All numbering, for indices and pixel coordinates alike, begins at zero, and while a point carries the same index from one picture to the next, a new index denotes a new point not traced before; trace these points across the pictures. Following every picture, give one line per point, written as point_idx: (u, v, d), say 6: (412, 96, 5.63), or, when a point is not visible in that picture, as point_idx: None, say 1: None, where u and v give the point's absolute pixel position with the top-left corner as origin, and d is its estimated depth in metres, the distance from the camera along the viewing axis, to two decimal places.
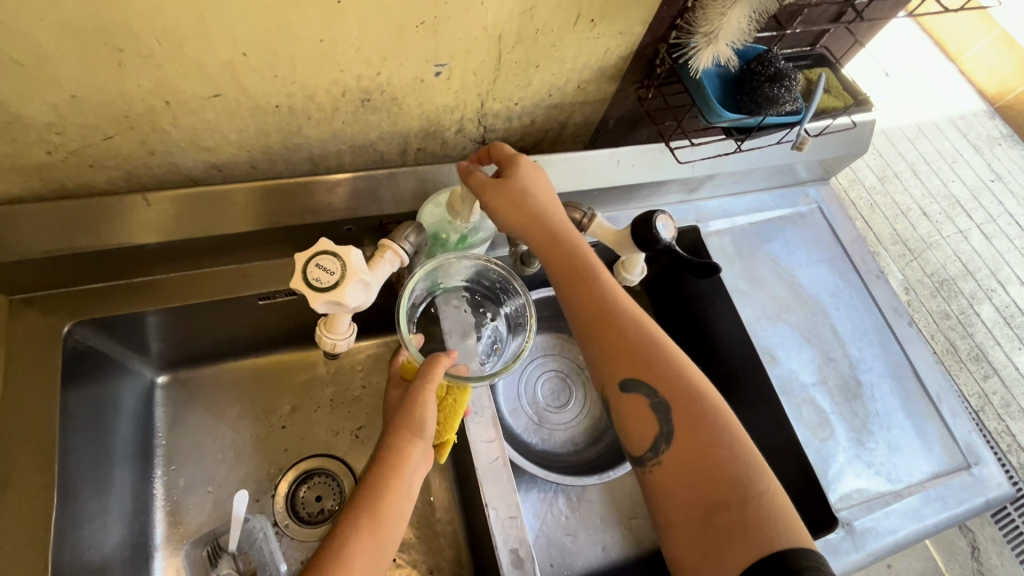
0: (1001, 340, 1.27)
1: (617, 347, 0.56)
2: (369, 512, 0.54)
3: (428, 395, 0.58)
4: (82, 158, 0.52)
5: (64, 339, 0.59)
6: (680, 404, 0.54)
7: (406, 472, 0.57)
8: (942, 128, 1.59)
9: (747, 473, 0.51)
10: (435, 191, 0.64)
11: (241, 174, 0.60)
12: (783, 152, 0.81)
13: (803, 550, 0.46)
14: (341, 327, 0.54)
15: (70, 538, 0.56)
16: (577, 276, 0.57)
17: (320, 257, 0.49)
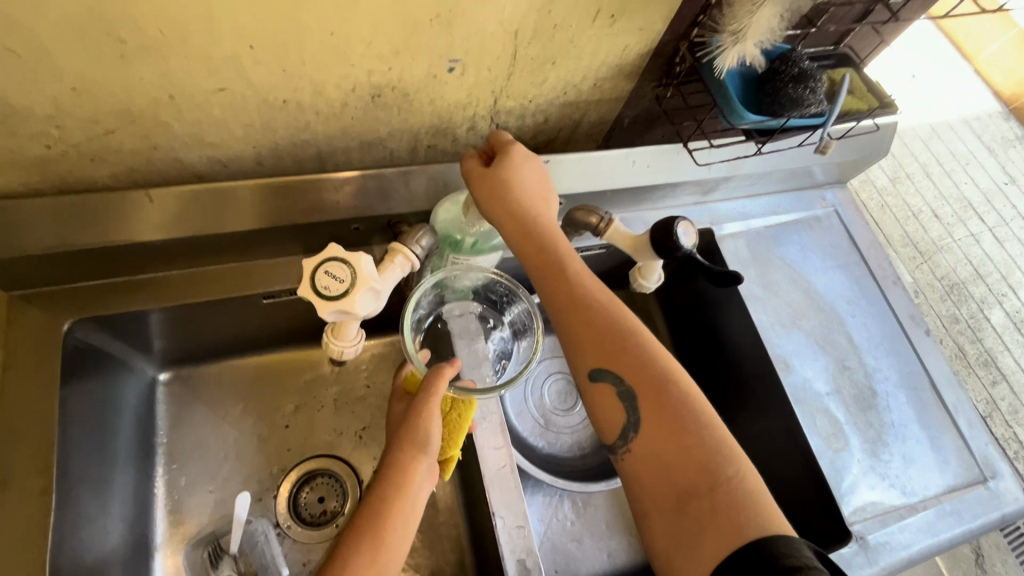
0: (1011, 345, 1.24)
1: (584, 336, 0.54)
2: (372, 531, 0.53)
3: (433, 409, 0.57)
4: (84, 152, 0.50)
5: (64, 337, 0.58)
6: (646, 391, 0.52)
7: (410, 489, 0.56)
8: (955, 130, 1.56)
9: (717, 458, 0.49)
10: (447, 192, 0.62)
11: (247, 170, 0.58)
12: (802, 154, 0.79)
13: (778, 537, 0.44)
14: (349, 334, 0.53)
15: (70, 540, 0.55)
16: (549, 265, 0.55)
17: (330, 264, 0.48)
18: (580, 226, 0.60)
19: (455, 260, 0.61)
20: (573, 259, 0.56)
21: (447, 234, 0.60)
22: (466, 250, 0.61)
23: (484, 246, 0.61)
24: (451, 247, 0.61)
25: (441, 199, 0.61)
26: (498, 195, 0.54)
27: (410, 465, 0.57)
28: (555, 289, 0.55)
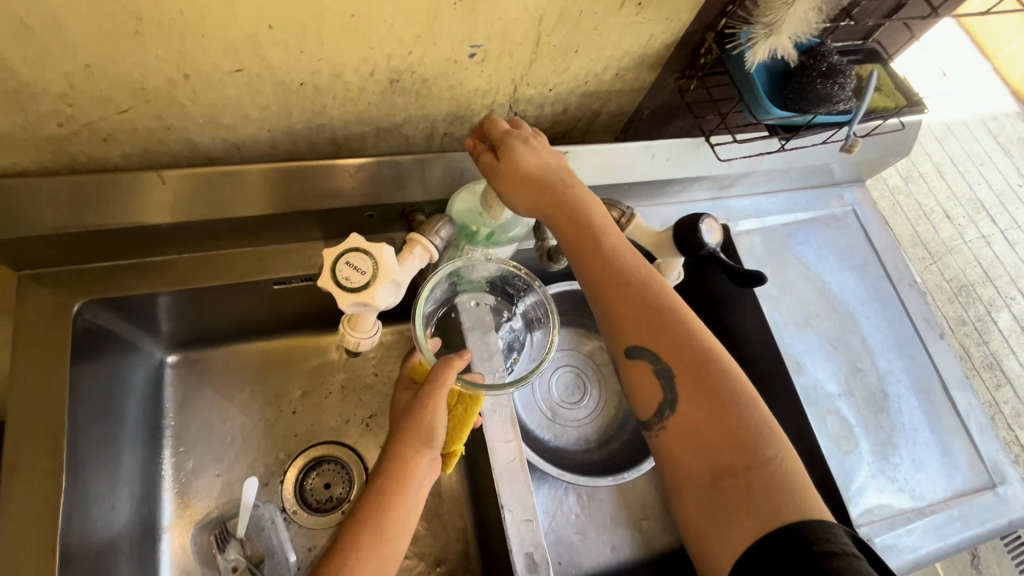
0: (1017, 349, 1.24)
1: (622, 312, 0.53)
2: (370, 524, 0.53)
3: (438, 400, 0.56)
4: (95, 131, 0.49)
5: (73, 319, 0.57)
6: (687, 369, 0.51)
7: (411, 484, 0.56)
8: (971, 129, 1.54)
9: (757, 438, 0.48)
10: (464, 181, 0.61)
11: (260, 154, 0.57)
12: (823, 151, 0.78)
13: (817, 520, 0.44)
14: (366, 326, 0.52)
15: (79, 521, 0.55)
16: (584, 241, 0.53)
17: (350, 254, 0.46)
18: None
19: (470, 250, 0.61)
20: (609, 232, 0.54)
21: (462, 224, 0.59)
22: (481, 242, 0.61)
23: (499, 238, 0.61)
24: (465, 237, 0.60)
25: (460, 188, 0.60)
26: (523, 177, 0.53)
27: (414, 457, 0.57)
28: (589, 266, 0.54)
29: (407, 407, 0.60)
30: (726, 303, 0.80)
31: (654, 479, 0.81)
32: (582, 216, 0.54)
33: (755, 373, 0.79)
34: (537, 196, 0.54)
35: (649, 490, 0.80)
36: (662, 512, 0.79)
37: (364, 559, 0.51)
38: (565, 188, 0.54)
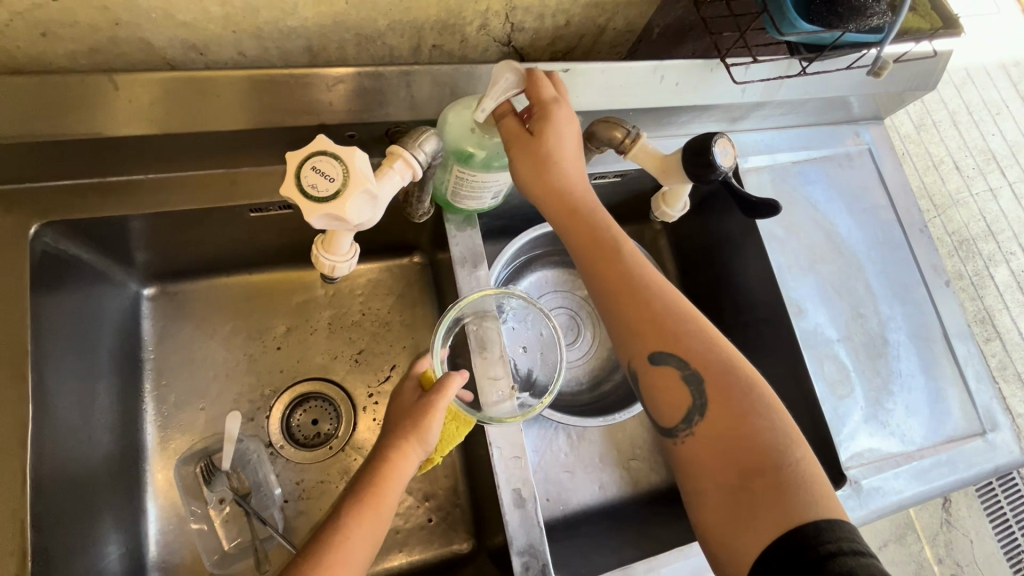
0: (1011, 305, 1.23)
1: (641, 318, 0.51)
2: (370, 503, 0.52)
3: (437, 402, 0.57)
4: (33, 23, 0.43)
5: (31, 243, 0.53)
6: (712, 374, 0.50)
7: (399, 470, 0.55)
8: (992, 74, 1.44)
9: (783, 442, 0.47)
10: (460, 98, 0.55)
11: (226, 61, 0.51)
12: (845, 80, 0.72)
13: (834, 521, 0.43)
14: (341, 248, 0.48)
15: (52, 451, 0.53)
16: (604, 247, 0.52)
17: (317, 159, 0.41)
18: (603, 141, 0.55)
19: (461, 172, 0.55)
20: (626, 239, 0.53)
21: (456, 147, 0.54)
22: (477, 166, 0.54)
23: (499, 163, 0.55)
24: (459, 161, 0.54)
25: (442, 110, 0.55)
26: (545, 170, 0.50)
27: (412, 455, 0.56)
28: (604, 270, 0.52)
29: (407, 406, 0.59)
30: (728, 244, 0.78)
31: (646, 421, 0.81)
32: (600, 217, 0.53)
33: (755, 317, 0.77)
34: (554, 196, 0.52)
35: (640, 431, 0.80)
36: (652, 454, 0.80)
37: (361, 537, 0.50)
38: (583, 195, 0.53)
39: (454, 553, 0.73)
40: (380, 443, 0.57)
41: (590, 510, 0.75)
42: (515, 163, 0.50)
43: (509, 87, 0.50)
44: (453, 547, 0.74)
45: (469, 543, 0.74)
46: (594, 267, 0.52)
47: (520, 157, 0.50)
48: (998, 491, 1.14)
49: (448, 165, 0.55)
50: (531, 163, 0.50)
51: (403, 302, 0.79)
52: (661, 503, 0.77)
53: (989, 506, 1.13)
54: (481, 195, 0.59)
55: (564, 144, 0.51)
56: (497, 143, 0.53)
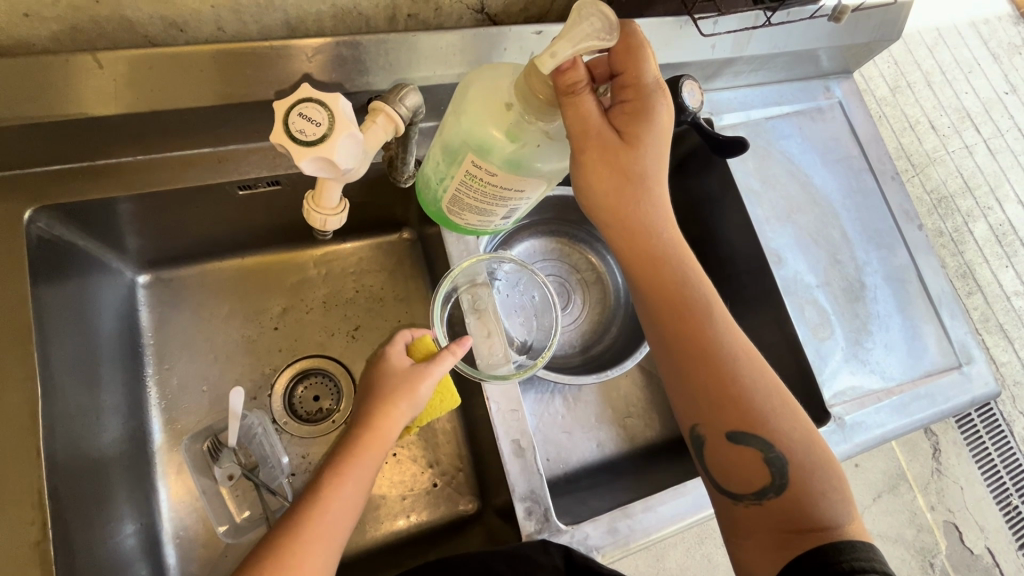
0: (990, 258, 1.26)
1: (725, 394, 0.52)
2: (348, 469, 0.55)
3: (429, 370, 0.59)
4: (15, 4, 0.44)
5: (26, 228, 0.54)
6: (795, 456, 0.51)
7: (385, 427, 0.57)
8: (963, 34, 1.46)
9: (845, 514, 0.50)
10: (498, 83, 0.48)
11: (207, 37, 0.53)
12: (812, 32, 0.74)
13: (866, 544, 0.48)
14: (331, 203, 0.49)
15: (64, 431, 0.55)
16: (694, 318, 0.53)
17: (303, 105, 0.42)
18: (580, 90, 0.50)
19: (477, 165, 0.48)
20: (716, 313, 0.54)
21: (480, 130, 0.47)
22: (500, 162, 0.47)
23: (523, 163, 0.48)
24: (477, 150, 0.47)
25: (472, 86, 0.48)
26: (624, 184, 0.49)
27: (399, 421, 0.58)
28: (689, 337, 0.53)
29: (400, 365, 0.61)
30: (710, 202, 0.81)
31: (639, 379, 0.83)
32: (691, 286, 0.54)
33: (737, 271, 0.80)
34: (636, 246, 0.52)
35: (634, 390, 0.83)
36: (646, 410, 0.82)
37: (339, 500, 0.53)
38: (673, 249, 0.53)
39: (460, 514, 0.76)
40: (362, 409, 0.59)
41: (589, 466, 0.78)
42: (597, 175, 0.49)
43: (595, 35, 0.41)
44: (460, 509, 0.76)
45: (475, 505, 0.76)
46: (678, 332, 0.53)
47: (601, 169, 0.48)
48: (985, 438, 1.18)
49: (464, 152, 0.48)
50: (605, 167, 0.48)
51: (395, 277, 0.81)
52: (658, 456, 0.80)
53: (977, 453, 1.18)
54: (489, 206, 0.53)
55: (652, 150, 0.49)
56: (535, 134, 0.47)
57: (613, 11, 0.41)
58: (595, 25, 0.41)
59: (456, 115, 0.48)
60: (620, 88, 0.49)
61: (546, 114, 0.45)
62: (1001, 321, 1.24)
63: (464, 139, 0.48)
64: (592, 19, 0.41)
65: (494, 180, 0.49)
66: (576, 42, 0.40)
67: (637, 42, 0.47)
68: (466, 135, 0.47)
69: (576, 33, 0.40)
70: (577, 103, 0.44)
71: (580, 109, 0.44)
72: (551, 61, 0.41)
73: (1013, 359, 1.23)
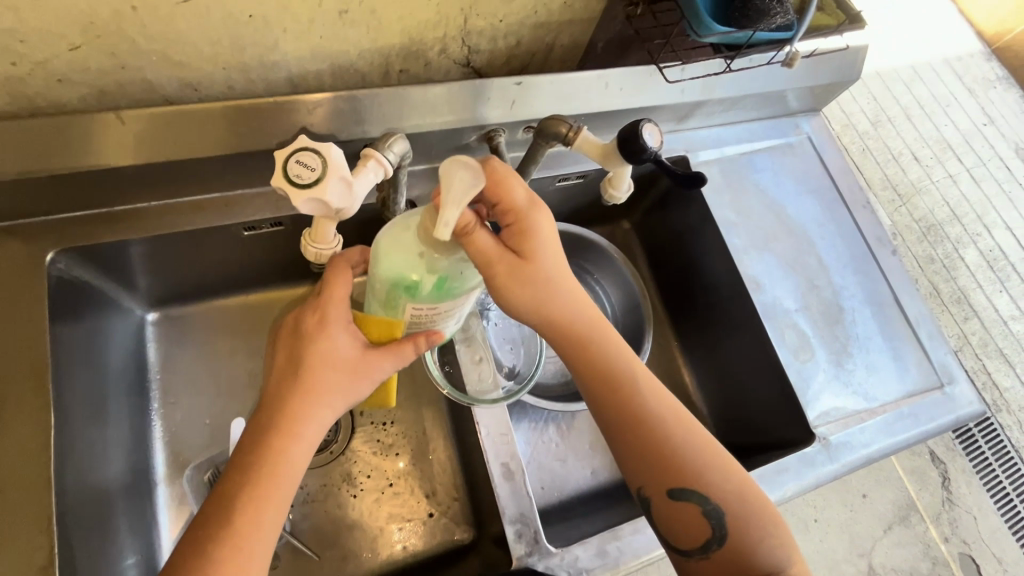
0: (983, 283, 1.29)
1: (660, 459, 0.55)
2: (270, 490, 0.49)
3: (373, 367, 0.52)
4: (51, 71, 0.50)
5: (47, 267, 0.58)
6: (732, 507, 0.54)
7: (312, 426, 0.51)
8: (937, 71, 1.54)
9: (782, 556, 0.54)
10: (398, 229, 0.49)
11: (219, 95, 0.58)
12: (776, 75, 0.79)
13: None
14: (327, 236, 0.55)
15: (72, 463, 0.57)
16: (619, 389, 0.55)
17: (300, 153, 0.47)
18: (549, 136, 0.57)
19: (416, 307, 0.50)
20: (641, 375, 0.56)
21: (402, 278, 0.48)
22: (433, 297, 0.50)
23: (455, 288, 0.50)
24: (409, 295, 0.49)
25: (381, 241, 0.49)
26: (535, 289, 0.51)
27: (329, 421, 0.52)
28: (618, 410, 0.55)
29: (336, 357, 0.52)
30: (690, 234, 0.85)
31: None
32: (612, 357, 0.56)
33: (721, 298, 0.83)
34: (556, 330, 0.54)
35: None
36: None
37: (263, 527, 0.48)
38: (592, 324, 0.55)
39: (456, 544, 0.76)
40: (288, 401, 0.51)
41: (583, 494, 0.79)
42: (510, 289, 0.50)
43: (466, 187, 0.44)
44: (455, 539, 0.77)
45: (470, 534, 0.77)
46: (608, 405, 0.56)
47: (510, 281, 0.49)
48: (997, 468, 1.16)
49: (399, 301, 0.50)
50: (515, 283, 0.49)
51: None
52: None
53: (990, 484, 1.16)
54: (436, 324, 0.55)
55: (548, 252, 0.51)
56: (452, 265, 0.48)
57: (471, 158, 0.45)
58: (463, 178, 0.44)
59: (376, 271, 0.50)
60: (501, 212, 0.50)
61: (453, 251, 0.47)
62: (1000, 346, 1.25)
63: (393, 289, 0.50)
64: (460, 172, 0.44)
65: (435, 310, 0.51)
66: (456, 202, 0.43)
67: (500, 173, 0.48)
68: (392, 287, 0.49)
69: (454, 194, 0.43)
70: (473, 242, 0.46)
71: (478, 246, 0.46)
72: (446, 227, 0.43)
73: (1016, 384, 1.23)
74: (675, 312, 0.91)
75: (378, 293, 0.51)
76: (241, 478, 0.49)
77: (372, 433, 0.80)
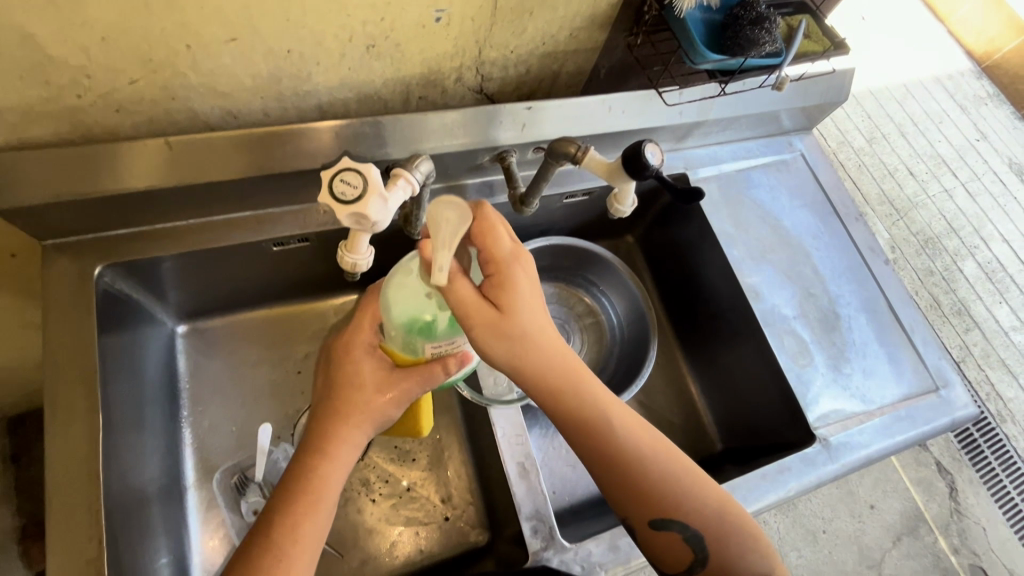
0: (983, 295, 1.33)
1: (643, 494, 0.56)
2: (311, 504, 0.53)
3: (400, 389, 0.58)
4: (110, 102, 0.55)
5: (95, 281, 0.63)
6: (713, 533, 0.57)
7: (346, 446, 0.56)
8: (929, 90, 1.60)
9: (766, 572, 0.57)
10: (402, 284, 0.57)
11: (255, 122, 0.64)
12: (768, 97, 0.85)
13: None
14: (362, 247, 0.57)
15: (116, 464, 0.61)
16: (602, 436, 0.54)
17: (344, 173, 0.52)
18: (559, 156, 0.62)
19: (436, 344, 0.56)
20: (623, 416, 0.56)
21: (416, 319, 0.55)
22: (448, 332, 0.55)
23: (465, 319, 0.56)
24: (426, 334, 0.55)
25: (388, 292, 0.56)
26: (513, 343, 0.49)
27: (361, 440, 0.58)
28: (602, 455, 0.55)
29: (366, 382, 0.58)
30: (690, 248, 0.90)
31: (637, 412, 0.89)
32: (594, 402, 0.54)
33: (721, 307, 0.87)
34: (537, 382, 0.52)
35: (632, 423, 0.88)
36: None
37: (306, 538, 0.52)
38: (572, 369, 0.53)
39: (471, 546, 0.79)
40: (324, 422, 0.57)
41: (594, 497, 0.82)
42: (486, 341, 0.49)
43: (454, 232, 0.47)
44: (471, 540, 0.79)
45: (485, 537, 0.80)
46: (591, 452, 0.55)
47: (489, 335, 0.49)
48: (1007, 482, 1.17)
49: (419, 342, 0.55)
50: (492, 336, 0.49)
51: None
52: None
53: (998, 495, 1.18)
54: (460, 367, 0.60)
55: (524, 302, 0.50)
56: None
57: (461, 201, 0.48)
58: (451, 221, 0.47)
59: (393, 323, 0.56)
60: (483, 262, 0.51)
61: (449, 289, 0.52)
62: (1002, 356, 1.28)
63: (411, 335, 0.56)
64: (448, 213, 0.48)
65: (453, 345, 0.56)
66: (446, 244, 0.47)
67: (490, 222, 0.51)
68: (410, 331, 0.55)
69: (444, 238, 0.47)
70: (452, 288, 0.48)
71: (457, 293, 0.48)
72: (438, 270, 0.46)
73: (1019, 395, 1.25)
74: (679, 321, 0.95)
75: (395, 339, 0.57)
76: (284, 494, 0.54)
77: (389, 440, 0.83)
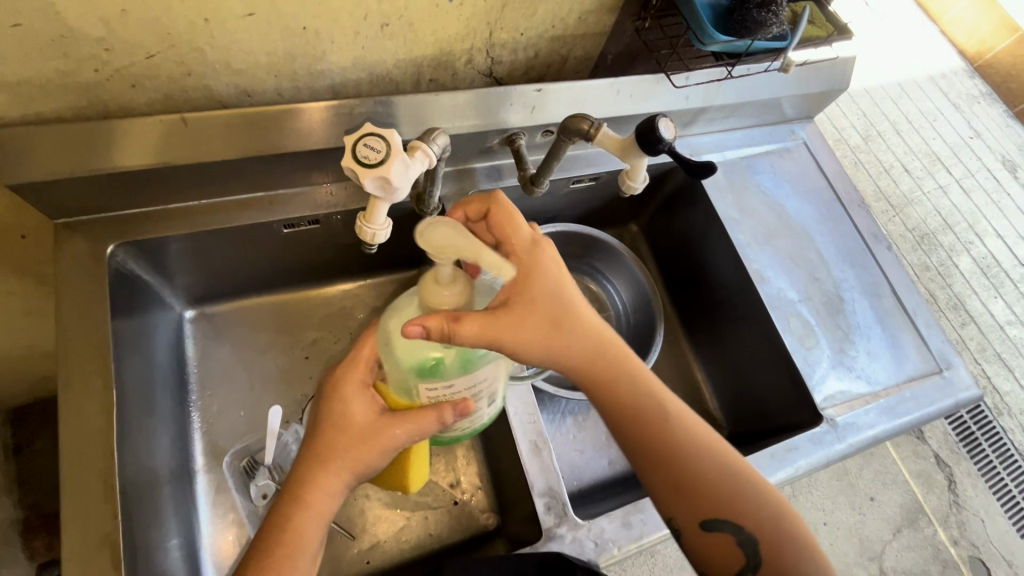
0: (978, 290, 1.34)
1: (693, 488, 0.57)
2: (282, 559, 0.51)
3: (383, 437, 0.53)
4: (126, 77, 0.55)
5: (108, 260, 0.63)
6: (767, 539, 0.56)
7: (326, 494, 0.53)
8: (923, 88, 1.62)
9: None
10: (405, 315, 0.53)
11: (268, 101, 0.64)
12: (772, 83, 0.86)
13: None
14: (380, 217, 0.57)
15: (129, 444, 0.61)
16: (651, 423, 0.57)
17: (367, 138, 0.52)
18: (572, 132, 0.63)
19: (434, 386, 0.51)
20: (673, 406, 0.59)
21: (414, 358, 0.51)
22: (447, 372, 0.51)
23: (469, 360, 0.52)
24: (426, 375, 0.51)
25: (387, 325, 0.53)
26: (561, 328, 0.53)
27: (340, 490, 0.54)
28: (651, 444, 0.57)
29: (350, 426, 0.54)
30: (695, 236, 0.91)
31: None
32: (643, 390, 0.58)
33: (727, 292, 0.88)
34: (589, 367, 0.56)
35: None
36: None
37: None
38: (622, 361, 0.57)
39: (480, 529, 0.79)
40: (304, 465, 0.54)
41: (601, 482, 0.82)
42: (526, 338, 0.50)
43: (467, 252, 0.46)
44: (480, 524, 0.79)
45: (495, 521, 0.80)
46: (641, 439, 0.58)
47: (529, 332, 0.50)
48: (1004, 474, 1.20)
49: (415, 383, 0.52)
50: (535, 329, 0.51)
51: None
52: None
53: (995, 486, 1.19)
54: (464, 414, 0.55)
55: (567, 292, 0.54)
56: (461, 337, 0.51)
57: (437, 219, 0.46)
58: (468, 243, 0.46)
59: (390, 358, 0.52)
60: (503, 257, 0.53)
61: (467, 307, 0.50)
62: (997, 350, 1.30)
63: (408, 374, 0.52)
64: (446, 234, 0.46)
65: (454, 389, 0.52)
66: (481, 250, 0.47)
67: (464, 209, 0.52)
68: (407, 370, 0.51)
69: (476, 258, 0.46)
70: (468, 322, 0.46)
71: (475, 325, 0.46)
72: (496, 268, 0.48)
73: (1014, 389, 1.27)
74: (685, 307, 0.96)
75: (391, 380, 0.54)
76: (261, 546, 0.52)
77: None
